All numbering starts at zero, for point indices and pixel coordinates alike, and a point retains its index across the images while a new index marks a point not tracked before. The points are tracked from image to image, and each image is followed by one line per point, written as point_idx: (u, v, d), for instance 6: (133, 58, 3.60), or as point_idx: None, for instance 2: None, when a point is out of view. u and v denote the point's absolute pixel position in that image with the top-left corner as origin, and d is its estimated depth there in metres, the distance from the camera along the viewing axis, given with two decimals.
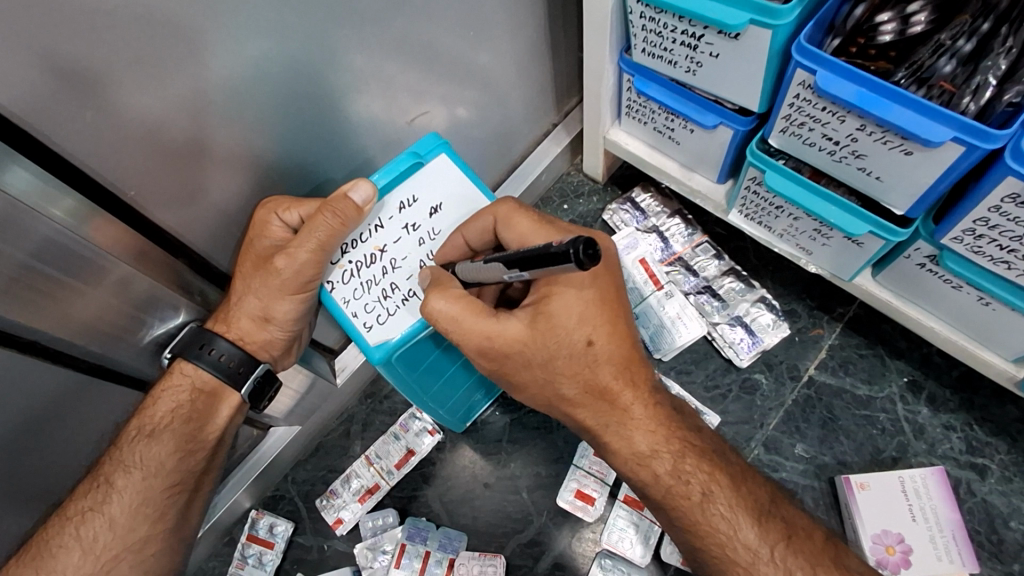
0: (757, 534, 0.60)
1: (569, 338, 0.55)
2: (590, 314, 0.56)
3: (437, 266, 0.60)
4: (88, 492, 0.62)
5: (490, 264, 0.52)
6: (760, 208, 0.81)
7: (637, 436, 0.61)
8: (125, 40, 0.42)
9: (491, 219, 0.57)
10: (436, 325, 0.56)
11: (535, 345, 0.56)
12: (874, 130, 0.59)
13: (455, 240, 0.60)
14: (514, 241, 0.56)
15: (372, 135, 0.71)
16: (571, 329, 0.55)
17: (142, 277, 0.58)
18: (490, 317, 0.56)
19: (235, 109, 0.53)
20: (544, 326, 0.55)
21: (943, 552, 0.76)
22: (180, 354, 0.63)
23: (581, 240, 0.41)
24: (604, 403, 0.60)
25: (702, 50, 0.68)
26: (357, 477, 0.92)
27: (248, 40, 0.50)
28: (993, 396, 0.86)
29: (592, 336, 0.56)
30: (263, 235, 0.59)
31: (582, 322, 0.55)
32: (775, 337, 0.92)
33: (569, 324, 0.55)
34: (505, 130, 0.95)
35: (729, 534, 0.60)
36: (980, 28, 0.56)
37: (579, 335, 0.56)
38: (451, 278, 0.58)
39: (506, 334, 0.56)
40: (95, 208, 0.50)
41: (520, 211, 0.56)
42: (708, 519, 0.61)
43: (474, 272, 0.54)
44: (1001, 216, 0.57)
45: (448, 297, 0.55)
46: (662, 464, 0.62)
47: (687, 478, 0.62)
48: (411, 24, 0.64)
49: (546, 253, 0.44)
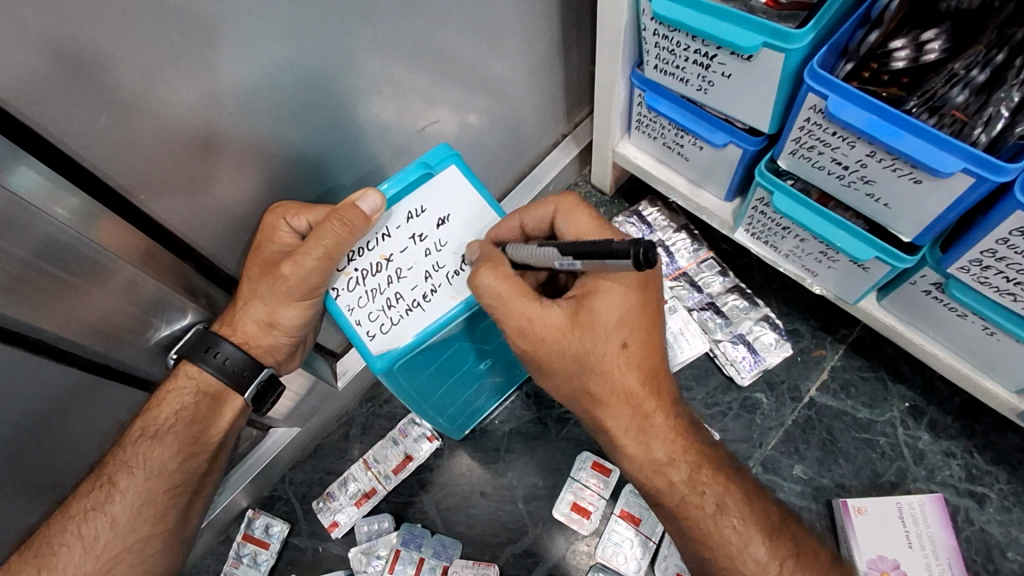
0: (771, 547, 0.60)
1: (605, 338, 0.55)
2: (630, 319, 0.55)
3: (489, 241, 0.58)
4: (91, 491, 0.62)
5: (542, 249, 0.52)
6: (767, 227, 0.81)
7: (655, 444, 0.60)
8: (137, 36, 0.42)
9: (552, 211, 0.57)
10: (479, 299, 0.56)
11: (572, 339, 0.55)
12: (884, 157, 0.59)
13: (512, 223, 0.58)
14: (572, 236, 0.57)
15: (382, 142, 0.71)
16: (609, 329, 0.55)
17: (147, 278, 0.58)
18: (533, 302, 0.55)
19: (246, 111, 0.53)
20: (585, 321, 0.55)
21: None
22: (186, 356, 0.63)
23: (643, 242, 0.42)
24: (628, 408, 0.59)
25: (714, 70, 0.68)
26: (355, 480, 0.92)
27: (263, 44, 0.50)
28: (995, 425, 0.86)
29: (627, 340, 0.55)
30: (271, 241, 0.59)
31: (621, 324, 0.55)
32: (776, 356, 0.92)
33: (609, 324, 0.54)
34: (515, 139, 0.96)
35: (742, 547, 0.60)
36: (993, 59, 0.55)
37: (616, 336, 0.55)
38: (502, 255, 0.56)
39: (546, 320, 0.55)
40: (101, 209, 0.50)
41: (584, 208, 0.56)
42: (720, 530, 0.60)
43: (525, 256, 0.54)
44: (1009, 248, 0.56)
45: (498, 272, 0.54)
46: (678, 472, 0.61)
47: (702, 488, 0.61)
48: (425, 30, 0.64)
49: (607, 248, 0.45)
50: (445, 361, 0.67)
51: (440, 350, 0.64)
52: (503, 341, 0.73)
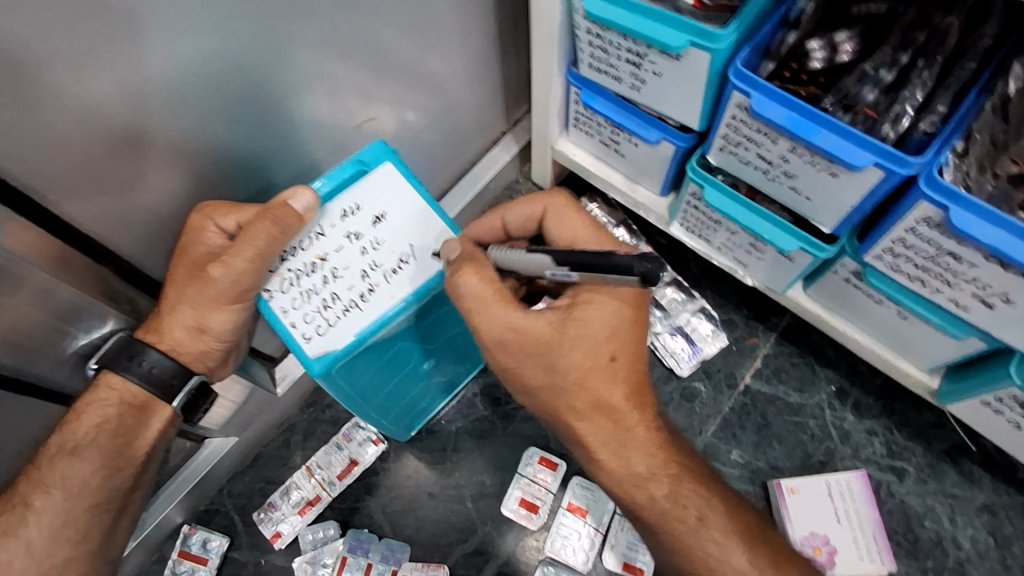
0: (710, 530, 0.61)
1: (596, 350, 0.56)
2: (621, 333, 0.57)
3: (463, 240, 0.57)
4: (4, 513, 0.58)
5: (534, 255, 0.52)
6: (700, 222, 0.84)
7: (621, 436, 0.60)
8: (43, 26, 0.40)
9: (539, 212, 0.60)
10: (455, 301, 0.54)
11: (557, 351, 0.56)
12: (804, 152, 0.62)
13: (494, 220, 0.62)
14: (562, 234, 0.59)
15: (316, 142, 0.70)
16: (602, 340, 0.56)
17: (62, 285, 0.55)
18: (516, 308, 0.54)
19: (171, 107, 0.51)
20: (574, 331, 0.55)
21: (864, 551, 0.82)
22: (107, 366, 0.59)
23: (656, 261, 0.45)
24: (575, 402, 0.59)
25: (646, 69, 0.70)
26: (298, 488, 0.90)
27: (190, 36, 0.48)
28: (911, 402, 0.92)
29: (615, 352, 0.57)
30: (198, 242, 0.56)
31: (613, 336, 0.56)
32: (714, 347, 0.96)
33: (601, 336, 0.56)
34: (454, 138, 0.95)
35: (685, 530, 0.62)
36: (899, 59, 0.60)
37: (606, 348, 0.57)
38: (483, 256, 0.56)
39: (530, 329, 0.55)
40: (6, 211, 0.47)
41: (571, 212, 0.59)
42: (671, 517, 0.62)
43: (510, 260, 0.54)
44: (916, 237, 0.59)
45: (481, 275, 0.53)
46: (661, 486, 0.62)
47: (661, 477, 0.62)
48: (360, 25, 0.63)
49: (609, 262, 0.47)
50: (387, 360, 0.66)
51: (380, 351, 0.63)
52: (445, 339, 0.73)
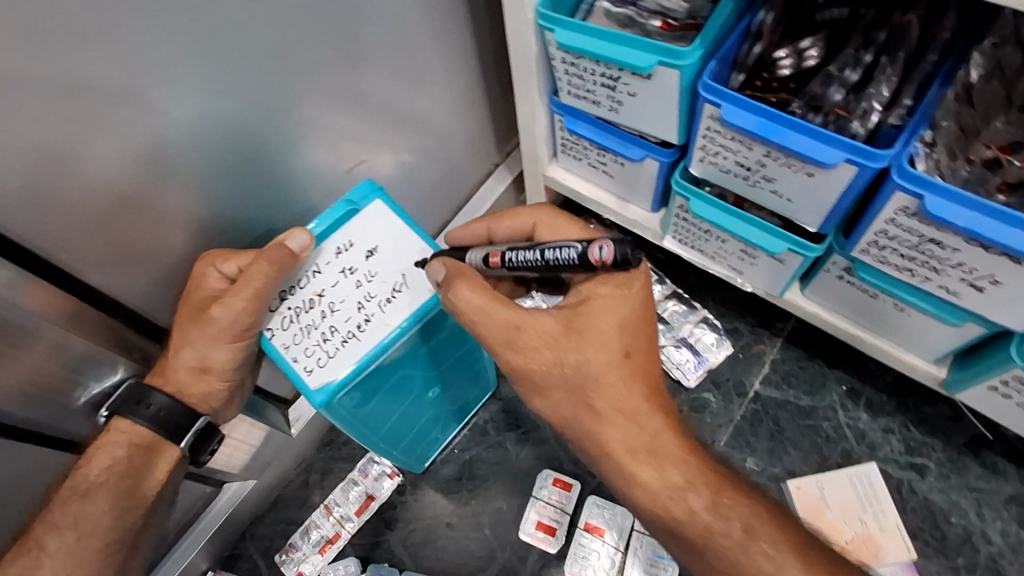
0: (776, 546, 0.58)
1: (605, 345, 0.60)
2: (628, 325, 0.60)
3: None
4: (17, 557, 0.58)
5: None
6: (691, 233, 0.86)
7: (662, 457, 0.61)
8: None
9: (531, 221, 0.68)
10: None
11: (569, 344, 0.60)
12: (779, 155, 0.63)
13: None
14: None
15: (314, 186, 0.74)
16: (608, 333, 0.60)
17: (76, 338, 0.57)
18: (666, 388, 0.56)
19: (145, 177, 0.54)
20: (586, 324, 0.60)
21: None
22: (116, 412, 0.60)
23: None
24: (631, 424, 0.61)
25: (621, 90, 0.72)
26: (317, 527, 0.91)
27: (182, 97, 0.52)
28: (926, 397, 0.91)
29: (629, 348, 0.60)
30: (199, 287, 0.57)
31: (620, 330, 0.60)
32: (718, 355, 0.96)
33: (608, 331, 0.60)
34: (447, 172, 0.99)
35: None
36: (863, 59, 0.63)
37: (616, 342, 0.60)
38: None
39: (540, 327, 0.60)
40: (21, 271, 0.51)
41: (558, 217, 0.67)
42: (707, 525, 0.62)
43: None
44: (898, 228, 0.60)
45: None
46: (698, 498, 0.61)
47: (726, 513, 0.60)
48: (343, 75, 0.68)
49: None
50: (396, 385, 0.69)
51: (384, 373, 0.65)
52: (446, 366, 0.75)
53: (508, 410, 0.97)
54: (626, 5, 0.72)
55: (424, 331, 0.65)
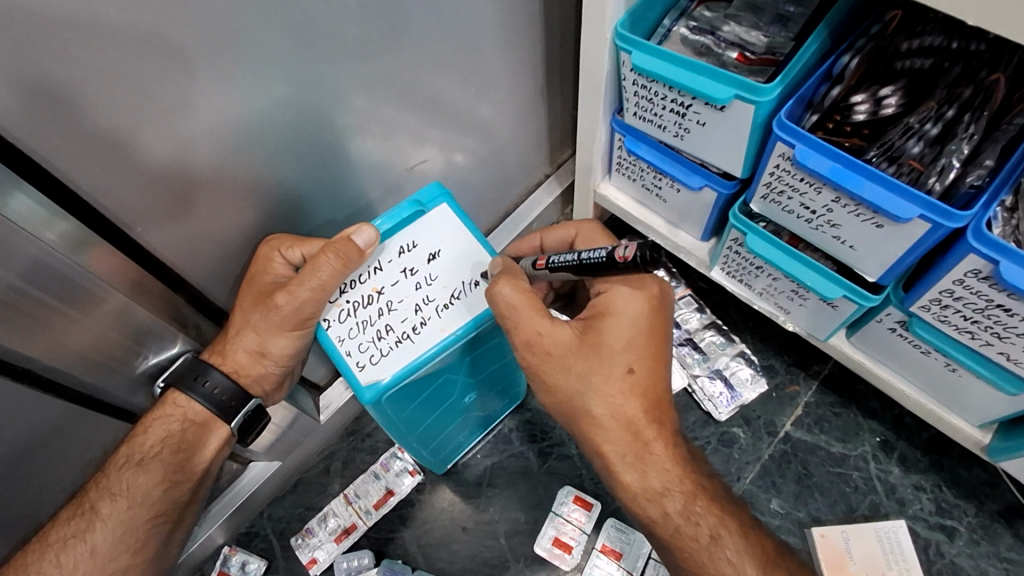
0: None
1: (611, 360, 0.59)
2: (637, 344, 0.59)
3: None
4: (71, 519, 0.62)
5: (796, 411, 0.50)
6: (741, 266, 0.85)
7: (651, 472, 0.62)
8: (111, 82, 0.43)
9: (572, 232, 0.67)
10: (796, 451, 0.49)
11: (577, 355, 0.59)
12: (848, 203, 0.63)
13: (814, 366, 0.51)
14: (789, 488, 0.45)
15: (374, 181, 0.74)
16: (615, 351, 0.59)
17: (139, 307, 0.59)
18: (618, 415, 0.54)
19: (228, 161, 0.55)
20: (593, 340, 0.59)
21: None
22: (174, 385, 0.64)
23: None
24: (627, 433, 0.61)
25: (690, 118, 0.72)
26: (335, 515, 0.91)
27: (268, 83, 0.53)
28: (961, 459, 0.89)
29: (632, 365, 0.59)
30: (265, 271, 0.60)
31: (627, 348, 0.59)
32: (752, 392, 0.95)
33: (615, 347, 0.59)
34: (500, 179, 0.99)
35: None
36: (944, 114, 0.61)
37: (622, 360, 0.59)
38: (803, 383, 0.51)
39: (555, 337, 0.59)
40: (99, 239, 0.52)
41: (600, 235, 0.65)
42: (715, 563, 0.62)
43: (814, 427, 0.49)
44: (966, 289, 0.59)
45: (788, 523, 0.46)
46: (673, 503, 0.62)
47: (696, 520, 0.62)
48: (416, 75, 0.68)
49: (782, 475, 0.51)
50: (438, 389, 0.72)
51: (427, 379, 0.67)
52: (487, 375, 0.77)
53: (535, 421, 0.97)
54: (704, 34, 0.71)
55: (473, 342, 0.68)
